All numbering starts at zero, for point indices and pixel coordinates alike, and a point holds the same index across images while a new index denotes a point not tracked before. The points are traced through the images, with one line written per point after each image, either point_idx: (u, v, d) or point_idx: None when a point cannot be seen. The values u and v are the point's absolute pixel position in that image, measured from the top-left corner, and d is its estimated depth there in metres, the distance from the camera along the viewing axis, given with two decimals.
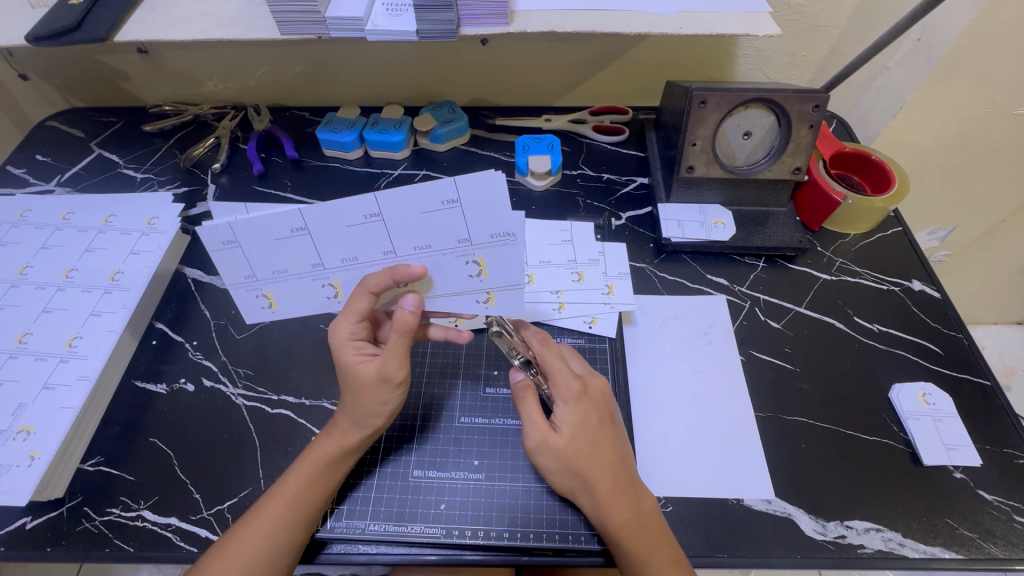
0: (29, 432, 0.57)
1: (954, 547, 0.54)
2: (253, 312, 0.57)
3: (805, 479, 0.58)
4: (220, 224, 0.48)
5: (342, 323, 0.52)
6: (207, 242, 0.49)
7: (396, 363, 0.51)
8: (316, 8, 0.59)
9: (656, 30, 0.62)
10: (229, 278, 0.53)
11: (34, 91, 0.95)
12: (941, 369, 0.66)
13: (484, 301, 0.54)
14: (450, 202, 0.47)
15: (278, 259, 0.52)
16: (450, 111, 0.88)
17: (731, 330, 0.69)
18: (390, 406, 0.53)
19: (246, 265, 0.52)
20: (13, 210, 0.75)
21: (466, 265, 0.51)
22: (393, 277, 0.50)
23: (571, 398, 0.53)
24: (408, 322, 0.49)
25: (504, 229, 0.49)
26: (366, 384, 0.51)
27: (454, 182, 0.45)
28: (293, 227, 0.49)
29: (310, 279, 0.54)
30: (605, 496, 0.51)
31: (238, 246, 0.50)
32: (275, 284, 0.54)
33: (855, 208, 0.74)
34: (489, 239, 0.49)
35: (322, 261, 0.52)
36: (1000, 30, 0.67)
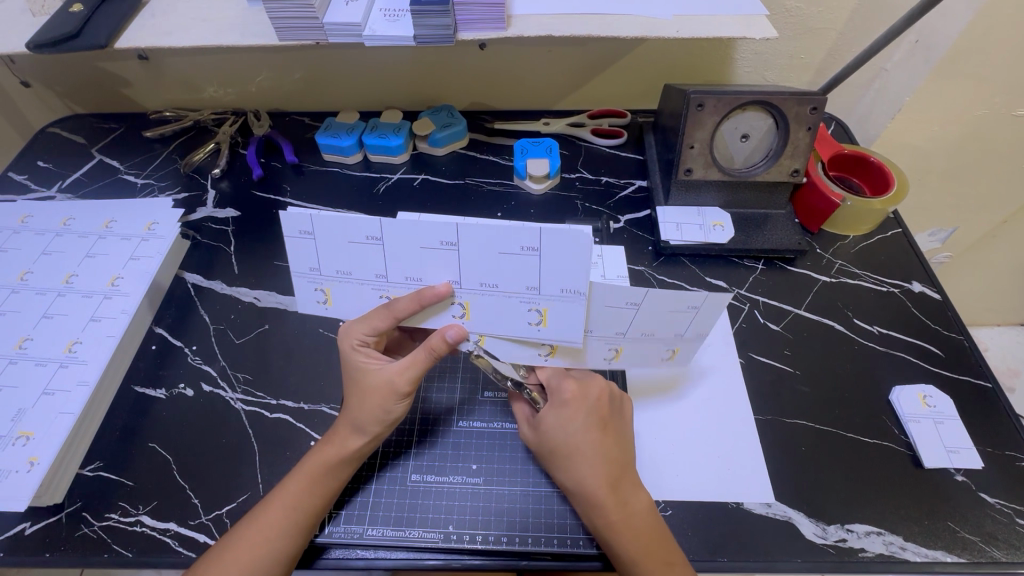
0: (29, 438, 0.57)
1: (956, 551, 0.54)
2: (307, 305, 0.56)
3: (805, 483, 0.58)
4: (306, 215, 0.51)
5: (355, 328, 0.53)
6: (285, 227, 0.51)
7: (409, 374, 0.52)
8: (314, 13, 0.60)
9: (653, 33, 0.62)
10: (295, 265, 0.54)
11: (35, 98, 0.95)
12: (942, 371, 0.65)
13: (610, 358, 0.59)
14: (528, 249, 0.50)
15: (348, 261, 0.53)
16: (449, 115, 0.88)
17: (730, 333, 0.69)
18: (392, 416, 0.53)
19: (315, 258, 0.53)
20: (14, 216, 0.76)
21: (527, 312, 0.53)
22: (420, 302, 0.51)
23: (564, 400, 0.54)
24: (437, 346, 0.51)
25: (575, 288, 0.51)
26: (374, 388, 0.53)
27: (541, 232, 0.49)
28: (371, 234, 0.51)
29: (369, 289, 0.54)
30: (598, 497, 0.51)
31: (312, 239, 0.52)
32: (336, 284, 0.54)
33: (854, 210, 0.74)
34: (559, 293, 0.51)
35: (386, 274, 0.53)
36: (997, 30, 0.66)
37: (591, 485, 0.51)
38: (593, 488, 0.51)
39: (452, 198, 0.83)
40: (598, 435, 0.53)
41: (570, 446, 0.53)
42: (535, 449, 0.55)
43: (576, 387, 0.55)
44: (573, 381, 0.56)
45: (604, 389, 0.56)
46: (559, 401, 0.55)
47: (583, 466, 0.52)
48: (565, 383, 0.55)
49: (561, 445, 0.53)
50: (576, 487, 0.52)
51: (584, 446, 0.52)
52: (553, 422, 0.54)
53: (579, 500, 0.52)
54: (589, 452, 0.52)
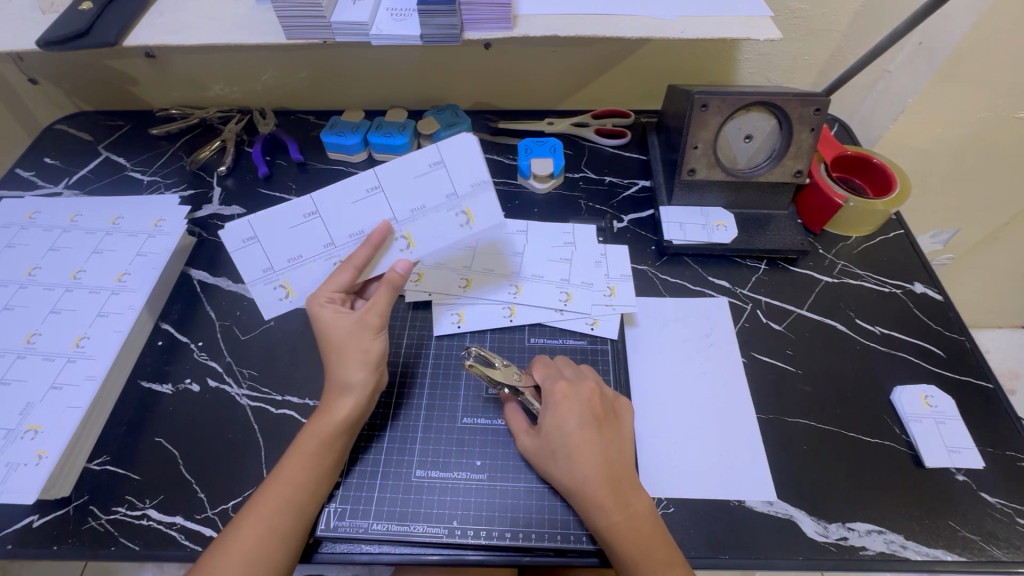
0: (37, 432, 0.57)
1: (956, 550, 0.54)
2: (269, 305, 0.61)
3: (807, 481, 0.58)
4: (243, 222, 0.58)
5: (322, 287, 0.57)
6: (227, 240, 0.58)
7: (376, 308, 0.56)
8: (322, 12, 0.60)
9: (658, 34, 0.62)
10: (247, 274, 0.60)
11: (42, 95, 0.96)
12: (944, 371, 0.66)
13: (466, 222, 0.60)
14: (434, 165, 0.58)
15: (292, 246, 0.60)
16: (453, 115, 0.89)
17: (733, 332, 0.69)
18: (373, 354, 0.56)
19: (266, 258, 0.60)
20: (22, 212, 0.76)
21: (455, 219, 0.60)
22: (375, 245, 0.57)
23: (557, 402, 0.55)
24: (394, 278, 0.55)
25: (482, 177, 0.59)
26: (346, 336, 0.55)
27: (439, 148, 0.58)
28: (306, 212, 0.59)
29: (323, 262, 0.60)
30: (599, 496, 0.51)
31: (257, 242, 0.59)
32: (290, 273, 0.60)
33: (857, 211, 0.74)
34: (471, 189, 0.59)
35: (333, 240, 0.59)
36: (1001, 32, 0.67)
37: (590, 486, 0.52)
38: (594, 487, 0.51)
39: None
40: (596, 434, 0.54)
41: (567, 447, 0.53)
42: (536, 452, 0.55)
43: (568, 388, 0.56)
44: (565, 382, 0.56)
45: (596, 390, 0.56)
46: (554, 403, 0.55)
47: (580, 467, 0.52)
48: (558, 384, 0.56)
49: (560, 446, 0.53)
50: (573, 488, 0.52)
51: (583, 445, 0.53)
52: (549, 424, 0.55)
53: (578, 501, 0.52)
54: (584, 453, 0.53)
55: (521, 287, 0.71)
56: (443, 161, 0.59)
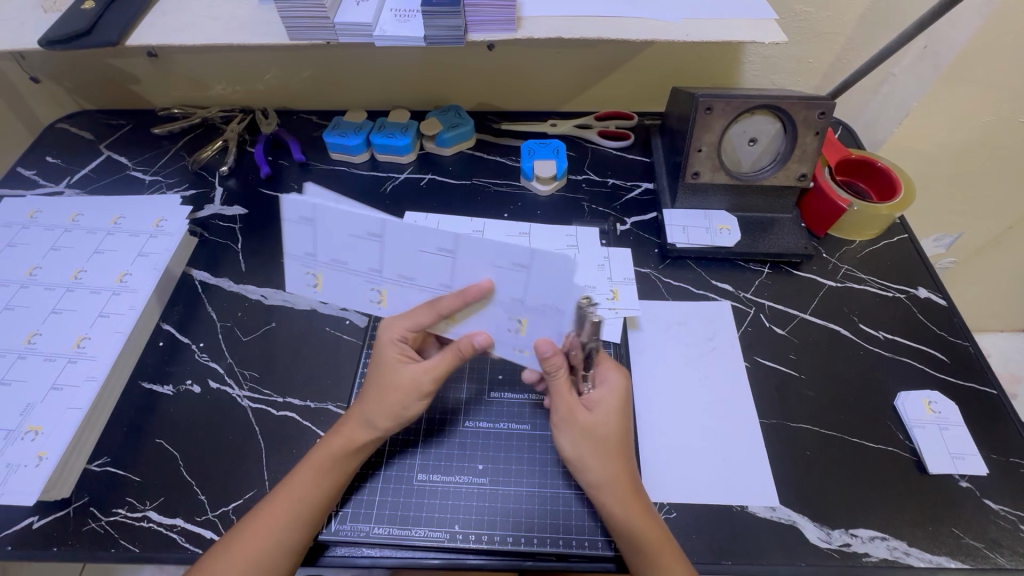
0: (37, 433, 0.57)
1: (959, 557, 0.54)
2: (296, 287, 0.56)
3: (810, 487, 0.58)
4: (308, 202, 0.51)
5: (397, 323, 0.54)
6: (285, 211, 0.51)
7: (433, 375, 0.53)
8: (325, 13, 0.60)
9: (663, 37, 0.62)
10: (291, 248, 0.54)
11: (44, 93, 0.96)
12: (948, 377, 0.65)
13: (516, 330, 0.52)
14: (519, 266, 0.48)
15: (343, 250, 0.53)
16: (456, 116, 0.89)
17: (736, 336, 0.69)
18: (408, 414, 0.54)
19: (311, 244, 0.53)
20: (23, 211, 0.76)
21: (506, 320, 0.51)
22: (466, 301, 0.50)
23: (610, 385, 0.55)
24: (465, 349, 0.52)
25: (557, 305, 0.49)
26: (399, 385, 0.53)
27: (533, 253, 0.46)
28: (371, 231, 0.51)
29: (360, 279, 0.55)
30: (628, 487, 0.52)
31: (313, 225, 0.52)
32: (328, 270, 0.55)
33: (861, 215, 0.74)
34: (538, 306, 0.49)
35: (380, 269, 0.53)
36: (1007, 37, 0.66)
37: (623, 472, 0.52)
38: (626, 478, 0.52)
39: (459, 198, 0.83)
40: (630, 429, 0.55)
41: (612, 430, 0.53)
42: (578, 434, 0.53)
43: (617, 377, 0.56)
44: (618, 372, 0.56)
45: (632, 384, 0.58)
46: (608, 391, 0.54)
47: (619, 453, 0.53)
48: (614, 373, 0.55)
49: (610, 432, 0.53)
50: (611, 470, 0.52)
51: (622, 436, 0.53)
52: (600, 403, 0.54)
53: (611, 490, 0.51)
54: (623, 439, 0.53)
55: (617, 291, 0.71)
56: (531, 263, 0.47)
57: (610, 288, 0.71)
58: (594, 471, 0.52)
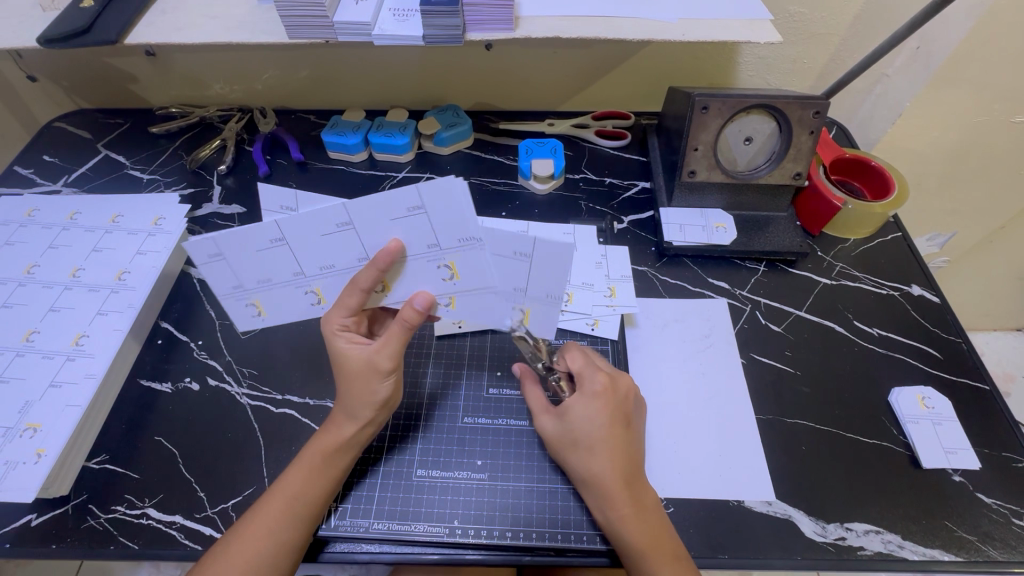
0: (35, 430, 0.57)
1: (953, 550, 0.54)
2: (243, 321, 0.59)
3: (805, 481, 0.59)
4: (205, 240, 0.51)
5: (333, 314, 0.53)
6: (193, 255, 0.52)
7: (387, 352, 0.52)
8: (324, 12, 0.60)
9: (659, 37, 0.63)
10: (218, 287, 0.55)
11: (41, 92, 0.96)
12: (940, 373, 0.66)
13: (520, 318, 0.56)
14: (414, 209, 0.48)
15: (262, 269, 0.54)
16: (454, 115, 0.89)
17: (731, 333, 0.70)
18: (380, 396, 0.53)
19: (233, 276, 0.54)
20: (21, 210, 0.76)
21: (512, 312, 0.56)
22: (380, 268, 0.50)
23: (594, 392, 0.54)
24: (409, 317, 0.50)
25: (471, 234, 0.49)
26: (358, 370, 0.53)
27: (533, 241, 0.49)
28: (339, 222, 0.49)
29: (293, 289, 0.56)
30: (614, 489, 0.51)
31: (223, 259, 0.52)
32: (262, 294, 0.56)
33: (856, 213, 0.75)
34: (457, 244, 0.50)
35: (302, 270, 0.54)
36: (998, 37, 0.67)
37: (608, 477, 0.51)
38: (612, 480, 0.51)
39: None
40: (623, 431, 0.54)
41: (593, 438, 0.53)
42: (555, 436, 0.55)
43: (608, 382, 0.55)
44: (606, 376, 0.55)
45: (633, 389, 0.56)
46: (589, 393, 0.54)
47: (603, 459, 0.52)
48: (598, 377, 0.55)
49: (586, 436, 0.53)
50: (593, 477, 0.52)
51: (608, 439, 0.52)
52: (579, 412, 0.54)
53: (592, 492, 0.52)
54: (611, 446, 0.52)
55: (614, 289, 0.71)
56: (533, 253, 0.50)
57: (607, 287, 0.71)
58: (583, 472, 0.53)
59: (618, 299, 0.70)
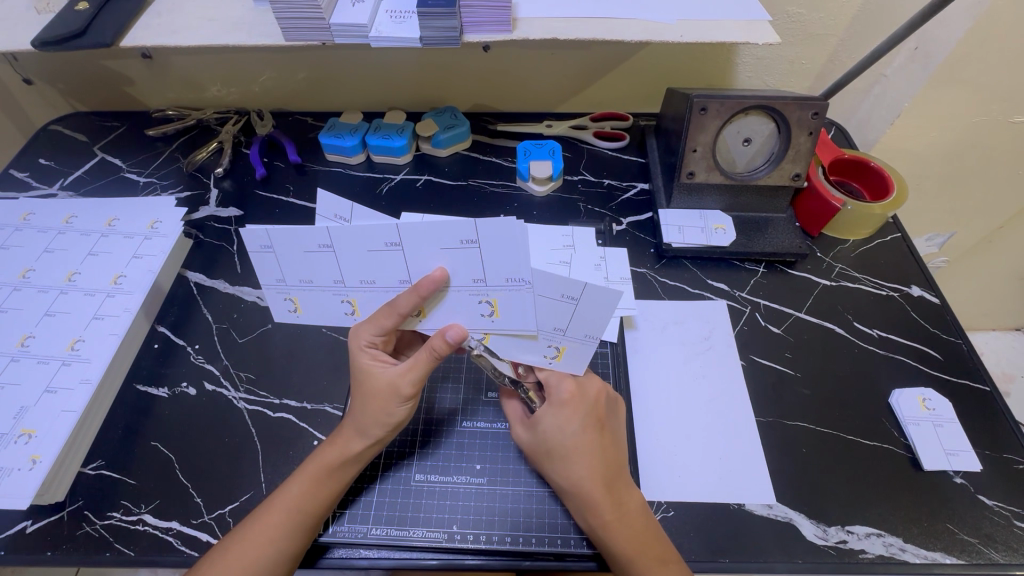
0: (30, 436, 0.57)
1: (955, 553, 0.54)
2: (280, 315, 0.56)
3: (806, 484, 0.58)
4: (263, 229, 0.49)
5: (362, 330, 0.52)
6: (247, 242, 0.50)
7: (410, 378, 0.52)
8: (321, 14, 0.60)
9: (657, 38, 0.62)
10: (262, 277, 0.53)
11: (37, 95, 0.95)
12: (941, 374, 0.66)
13: (551, 356, 0.53)
14: (468, 242, 0.46)
15: (307, 269, 0.51)
16: (452, 117, 0.89)
17: (731, 335, 0.69)
18: (395, 419, 0.53)
19: (278, 270, 0.52)
20: (16, 213, 0.76)
21: (544, 347, 0.52)
22: (421, 294, 0.49)
23: (561, 401, 0.54)
24: (438, 347, 0.50)
25: (521, 276, 0.47)
26: (378, 391, 0.52)
27: (583, 286, 0.46)
28: (389, 240, 0.48)
29: (330, 294, 0.53)
30: (592, 496, 0.51)
31: (273, 252, 0.51)
32: (301, 293, 0.53)
33: (855, 214, 0.74)
34: (504, 283, 0.47)
35: (343, 279, 0.52)
36: (996, 37, 0.67)
37: (585, 485, 0.51)
38: (589, 487, 0.51)
39: (456, 199, 0.83)
40: (595, 436, 0.53)
41: (565, 447, 0.53)
42: (531, 447, 0.55)
43: (575, 389, 0.54)
44: (572, 382, 0.54)
45: (602, 391, 0.55)
46: (557, 401, 0.54)
47: (577, 468, 0.52)
48: (564, 384, 0.54)
49: (557, 446, 0.53)
50: (570, 486, 0.52)
51: (580, 447, 0.52)
52: (548, 423, 0.54)
53: (573, 500, 0.52)
54: (583, 454, 0.52)
55: None
56: (578, 298, 0.47)
57: None
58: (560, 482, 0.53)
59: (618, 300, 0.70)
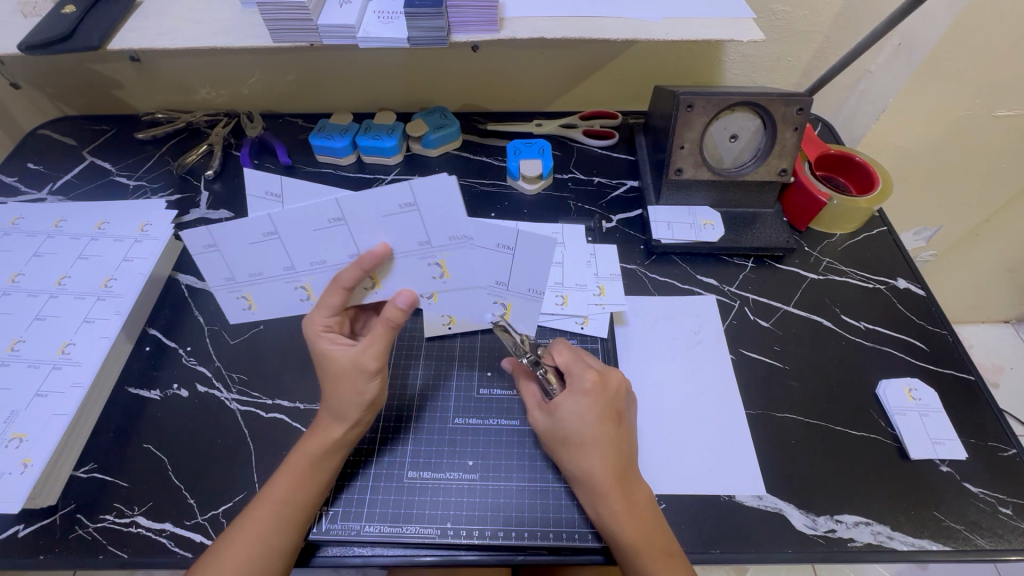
0: (21, 440, 0.56)
1: (941, 539, 0.55)
2: (235, 313, 0.60)
3: (795, 475, 0.59)
4: (202, 231, 0.52)
5: (315, 315, 0.53)
6: (189, 245, 0.52)
7: (373, 352, 0.52)
8: (308, 15, 0.60)
9: (643, 36, 0.63)
10: (211, 279, 0.56)
11: (26, 100, 0.95)
12: (927, 365, 0.67)
13: (501, 313, 0.58)
14: (406, 206, 0.48)
15: (256, 262, 0.54)
16: (442, 117, 0.89)
17: (721, 329, 0.70)
18: (367, 397, 0.53)
19: (226, 267, 0.55)
20: (5, 218, 0.75)
21: (493, 305, 0.57)
22: (364, 269, 0.51)
23: (583, 389, 0.54)
24: (393, 317, 0.51)
25: (463, 234, 0.50)
26: (342, 373, 0.52)
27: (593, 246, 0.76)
28: (331, 217, 0.49)
29: (284, 283, 0.56)
30: (604, 486, 0.51)
31: (217, 250, 0.53)
32: (252, 288, 0.57)
33: (841, 208, 0.75)
34: (448, 242, 0.51)
35: (293, 264, 0.54)
36: (975, 32, 0.68)
37: (599, 474, 0.52)
38: (603, 478, 0.51)
39: None
40: (613, 426, 0.53)
41: (583, 435, 0.53)
42: (547, 432, 0.55)
43: (597, 379, 0.55)
44: (595, 372, 0.55)
45: (624, 384, 0.56)
46: (579, 391, 0.54)
47: (594, 457, 0.52)
48: (588, 373, 0.55)
49: (576, 433, 0.53)
50: (583, 475, 0.52)
51: (597, 438, 0.52)
52: (569, 410, 0.54)
53: (585, 488, 0.53)
54: (602, 443, 0.52)
55: (603, 287, 0.71)
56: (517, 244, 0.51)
57: (596, 285, 0.71)
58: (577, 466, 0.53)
59: (608, 297, 0.70)
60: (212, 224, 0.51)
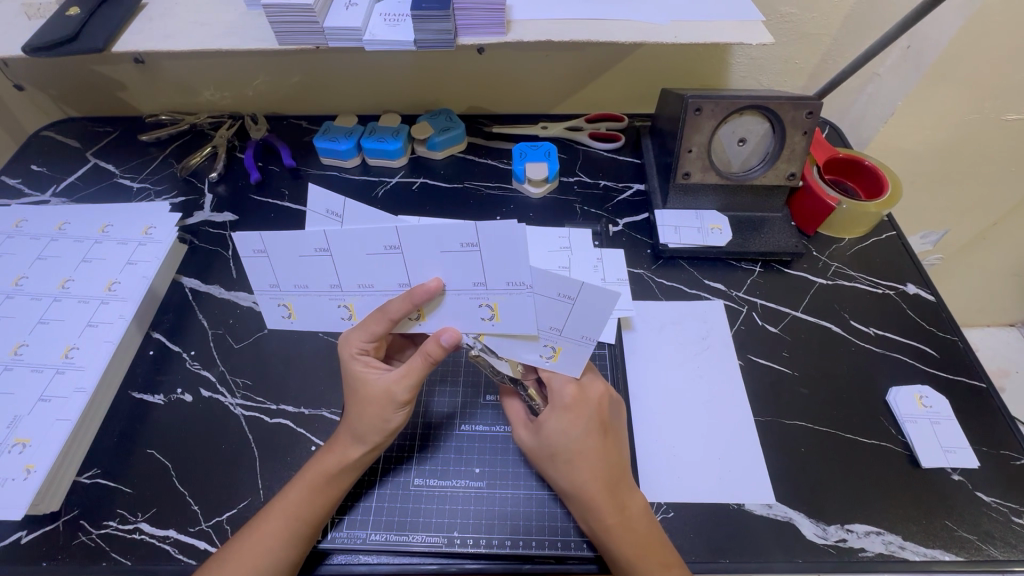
0: (25, 445, 0.56)
1: (954, 550, 0.54)
2: (274, 321, 0.56)
3: (805, 483, 0.58)
4: (257, 234, 0.48)
5: (354, 337, 0.53)
6: (239, 247, 0.49)
7: (407, 384, 0.51)
8: (315, 18, 0.60)
9: (652, 39, 0.62)
10: (255, 284, 0.53)
11: (30, 102, 0.95)
12: (937, 371, 0.66)
13: (548, 356, 0.53)
14: (468, 246, 0.46)
15: (302, 274, 0.51)
16: (447, 119, 0.89)
17: (729, 334, 0.70)
18: (392, 425, 0.53)
19: (272, 274, 0.52)
20: (8, 220, 0.75)
21: (540, 346, 0.52)
22: (413, 302, 0.49)
23: (565, 405, 0.53)
24: (433, 352, 0.50)
25: (521, 281, 0.47)
26: (374, 398, 0.52)
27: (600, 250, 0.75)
28: (388, 244, 0.47)
29: (326, 299, 0.53)
30: (593, 501, 0.51)
31: (266, 256, 0.50)
32: (296, 298, 0.53)
33: (849, 213, 0.75)
34: (505, 288, 0.47)
35: (340, 283, 0.51)
36: (986, 36, 0.68)
37: (587, 489, 0.51)
38: (592, 492, 0.51)
39: (451, 201, 0.83)
40: (599, 440, 0.53)
41: (568, 452, 0.52)
42: (534, 450, 0.55)
43: (578, 391, 0.54)
44: (574, 386, 0.54)
45: (605, 395, 0.55)
46: (560, 406, 0.53)
47: (580, 472, 0.52)
48: (567, 387, 0.54)
49: (560, 450, 0.53)
50: (572, 490, 0.52)
51: (582, 453, 0.52)
52: (552, 427, 0.53)
53: (575, 503, 0.52)
54: (586, 458, 0.52)
55: None
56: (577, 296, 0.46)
57: None
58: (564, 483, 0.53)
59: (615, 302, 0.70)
60: (267, 230, 0.48)
